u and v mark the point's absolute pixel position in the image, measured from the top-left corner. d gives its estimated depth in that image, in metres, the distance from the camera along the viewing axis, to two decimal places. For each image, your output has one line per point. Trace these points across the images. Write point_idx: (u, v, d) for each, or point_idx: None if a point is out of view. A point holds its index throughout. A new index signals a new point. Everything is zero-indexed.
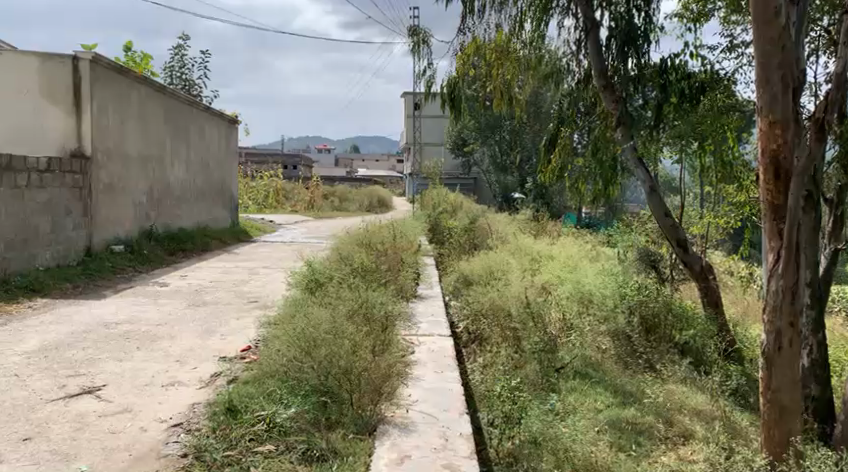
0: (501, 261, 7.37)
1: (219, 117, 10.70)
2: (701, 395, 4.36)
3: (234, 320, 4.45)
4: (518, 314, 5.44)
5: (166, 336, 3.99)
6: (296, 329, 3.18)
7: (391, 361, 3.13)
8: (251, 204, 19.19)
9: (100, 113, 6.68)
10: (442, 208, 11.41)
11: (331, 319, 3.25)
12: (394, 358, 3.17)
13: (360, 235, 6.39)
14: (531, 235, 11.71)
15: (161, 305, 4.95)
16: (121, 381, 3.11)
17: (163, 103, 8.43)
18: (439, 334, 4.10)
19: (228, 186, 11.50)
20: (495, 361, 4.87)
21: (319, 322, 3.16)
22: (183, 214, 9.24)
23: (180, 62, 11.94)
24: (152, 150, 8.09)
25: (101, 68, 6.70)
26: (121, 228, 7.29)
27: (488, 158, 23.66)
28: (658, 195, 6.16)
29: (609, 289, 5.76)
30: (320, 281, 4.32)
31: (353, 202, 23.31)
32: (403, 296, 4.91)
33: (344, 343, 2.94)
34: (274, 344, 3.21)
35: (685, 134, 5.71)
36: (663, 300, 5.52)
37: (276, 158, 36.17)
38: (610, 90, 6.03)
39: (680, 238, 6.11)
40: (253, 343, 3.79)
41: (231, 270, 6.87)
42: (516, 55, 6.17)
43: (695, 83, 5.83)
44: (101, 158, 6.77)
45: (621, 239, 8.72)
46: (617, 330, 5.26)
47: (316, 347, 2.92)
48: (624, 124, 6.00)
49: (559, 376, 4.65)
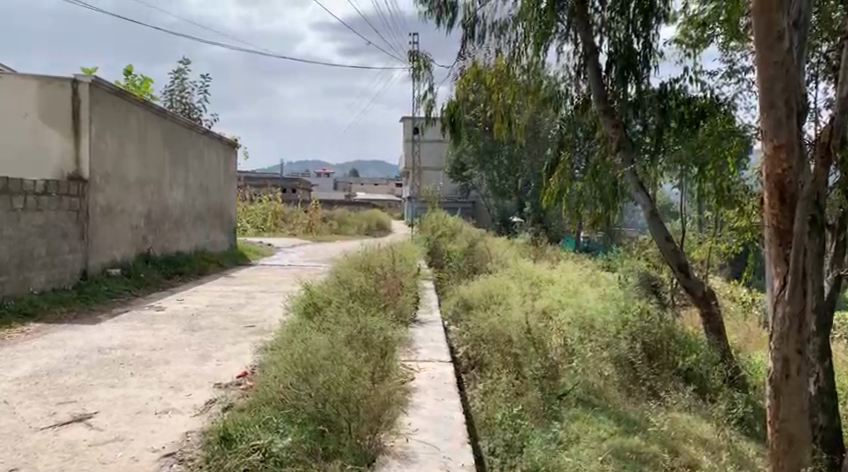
0: (501, 285, 7.30)
1: (218, 140, 10.70)
2: (706, 424, 4.28)
3: (231, 345, 4.38)
4: (518, 340, 5.34)
5: (161, 361, 3.91)
6: (293, 356, 3.11)
7: (391, 389, 3.06)
8: (249, 227, 19.12)
9: (98, 136, 6.65)
10: (441, 231, 11.38)
11: (329, 345, 3.18)
12: (394, 385, 3.10)
13: (358, 259, 6.34)
14: (531, 259, 11.68)
15: (156, 329, 4.87)
16: (113, 409, 3.03)
17: (162, 127, 8.42)
18: (439, 360, 4.03)
19: (226, 210, 11.46)
20: (495, 388, 4.72)
21: (317, 349, 3.09)
22: (181, 238, 9.18)
23: (180, 86, 12.01)
24: (150, 173, 8.06)
25: (100, 92, 6.70)
26: (118, 252, 7.23)
27: (486, 182, 23.71)
28: (659, 219, 6.13)
29: (611, 315, 5.69)
30: (318, 305, 4.26)
31: (351, 224, 23.27)
32: (403, 321, 4.84)
33: (342, 370, 2.87)
34: (272, 370, 3.15)
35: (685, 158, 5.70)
36: (665, 327, 5.51)
37: (275, 181, 36.19)
38: (610, 114, 6.03)
39: (682, 263, 6.06)
40: (249, 369, 3.72)
41: (228, 294, 6.80)
42: (516, 81, 6.20)
43: (695, 109, 5.88)
44: (99, 181, 6.74)
45: (622, 264, 8.66)
46: (619, 356, 5.16)
47: (314, 375, 2.85)
48: (625, 148, 6.02)
49: (561, 403, 4.56)
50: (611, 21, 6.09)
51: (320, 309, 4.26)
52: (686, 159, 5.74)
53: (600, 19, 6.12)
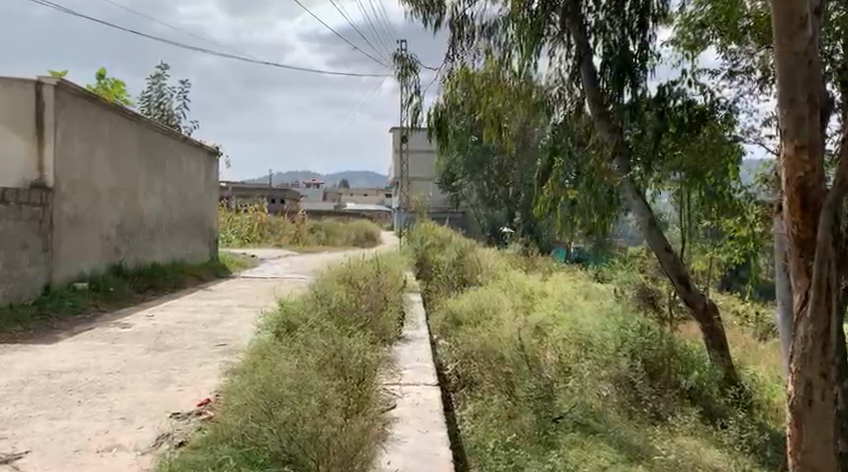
0: (491, 298, 6.94)
1: (198, 148, 10.32)
2: (716, 451, 3.93)
3: (197, 367, 4.00)
4: (511, 358, 5.09)
5: (115, 387, 3.52)
6: (258, 384, 2.75)
7: (367, 425, 2.68)
8: (234, 238, 18.67)
9: (63, 142, 6.27)
10: (431, 241, 11.02)
11: (297, 372, 2.80)
12: (370, 419, 2.75)
13: (341, 271, 5.97)
14: (522, 270, 11.36)
15: (118, 350, 4.48)
16: (48, 447, 2.64)
17: (137, 133, 8.04)
18: (425, 384, 3.67)
19: (207, 220, 11.04)
20: (486, 411, 4.62)
21: (284, 377, 2.73)
22: (156, 249, 8.76)
23: (158, 91, 11.65)
24: (123, 181, 7.67)
25: (67, 95, 6.32)
26: (86, 264, 6.81)
27: (476, 192, 23.44)
28: (657, 228, 5.81)
29: (608, 330, 5.31)
30: (293, 326, 3.89)
31: (339, 235, 22.84)
32: (386, 340, 4.48)
33: (311, 403, 2.51)
34: (234, 400, 2.77)
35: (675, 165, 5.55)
36: (667, 344, 5.17)
37: (262, 191, 35.77)
38: (605, 119, 5.82)
39: (681, 275, 5.74)
40: (213, 396, 3.34)
41: (202, 309, 6.42)
42: (505, 85, 5.85)
43: (694, 112, 5.50)
44: (65, 189, 6.34)
45: (618, 276, 8.32)
46: (619, 375, 4.77)
47: (277, 410, 2.49)
48: (621, 154, 5.78)
49: (557, 428, 4.28)
50: (606, 22, 5.84)
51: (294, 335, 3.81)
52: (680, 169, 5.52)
53: (594, 20, 5.85)
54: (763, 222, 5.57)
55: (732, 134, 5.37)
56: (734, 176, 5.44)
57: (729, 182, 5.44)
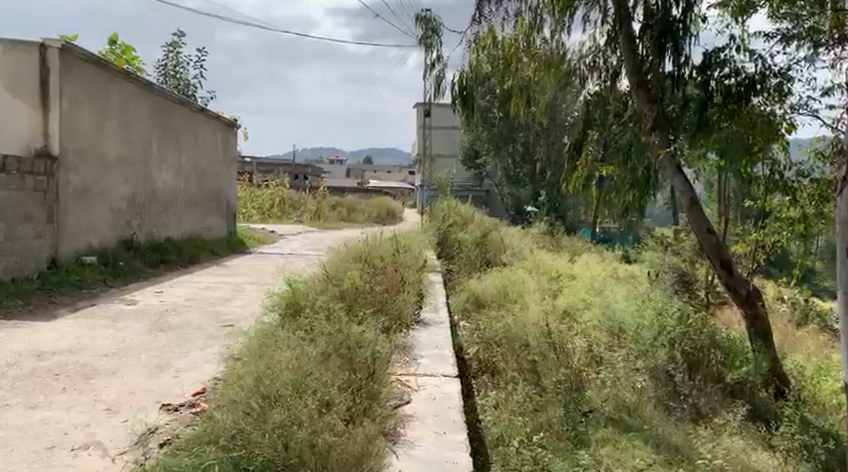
0: (517, 280, 6.55)
1: (215, 120, 10.02)
2: (765, 455, 3.53)
3: (197, 351, 3.70)
4: (536, 345, 4.77)
5: (106, 372, 3.24)
6: (253, 379, 2.42)
7: (372, 432, 2.34)
8: (254, 214, 18.48)
9: (70, 111, 5.99)
10: (453, 219, 10.61)
11: (296, 367, 2.50)
12: (377, 424, 2.42)
13: (358, 249, 5.64)
14: (549, 251, 10.93)
15: (118, 329, 4.21)
16: (20, 442, 2.36)
17: (150, 103, 7.74)
18: (444, 375, 3.32)
19: (224, 195, 10.77)
20: (508, 400, 4.26)
21: (280, 375, 2.42)
22: (171, 223, 8.54)
23: (174, 60, 11.34)
24: (134, 152, 7.40)
25: (73, 59, 6.02)
26: (95, 237, 6.56)
27: (500, 170, 22.95)
28: (699, 208, 5.36)
29: (645, 317, 4.92)
30: (302, 308, 3.57)
31: (361, 212, 22.51)
32: (403, 324, 4.14)
33: (310, 406, 2.25)
34: (228, 390, 2.51)
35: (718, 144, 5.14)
36: (707, 333, 4.74)
37: (285, 167, 35.61)
38: (644, 88, 5.30)
39: (724, 258, 5.29)
40: (209, 386, 3.03)
41: (213, 286, 6.14)
42: (536, 52, 5.42)
43: (743, 80, 5.10)
44: (71, 159, 6.05)
45: (652, 260, 7.84)
46: (656, 367, 4.38)
47: (268, 415, 2.19)
48: (662, 127, 5.23)
49: (587, 423, 3.90)
50: None
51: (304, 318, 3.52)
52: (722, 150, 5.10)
53: None
54: (818, 201, 5.20)
55: (784, 107, 5.06)
56: (783, 149, 5.14)
57: (779, 155, 5.15)
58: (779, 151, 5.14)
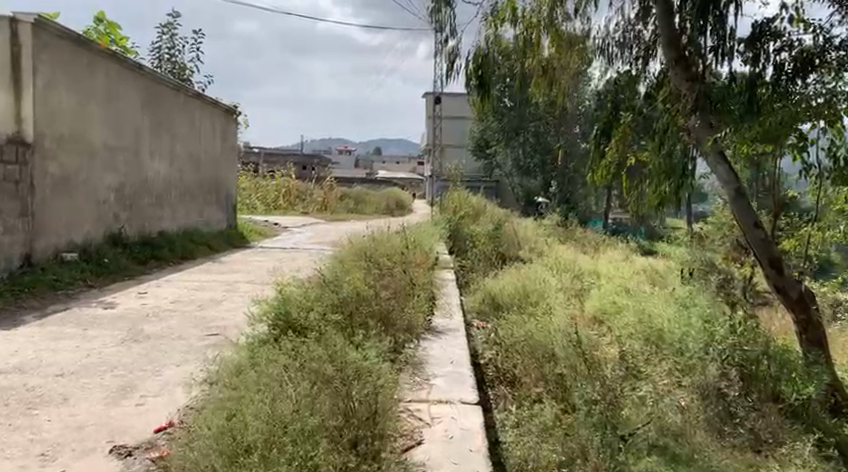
0: (537, 279, 5.96)
1: (214, 105, 9.46)
2: None
3: (172, 367, 3.16)
4: (564, 355, 4.15)
5: (55, 398, 2.69)
6: (227, 428, 1.97)
7: None
8: (259, 205, 17.90)
9: (46, 93, 5.44)
10: (466, 210, 10.01)
11: (271, 414, 1.98)
12: None
13: (363, 243, 5.09)
14: (566, 245, 10.34)
15: (87, 339, 3.68)
16: None
17: (140, 87, 7.17)
18: (461, 403, 2.75)
19: (223, 185, 10.18)
20: (533, 420, 3.70)
21: (257, 428, 1.92)
22: (164, 215, 8.01)
23: (168, 41, 10.78)
24: (123, 139, 6.84)
25: (50, 35, 5.48)
26: (78, 233, 6.05)
27: (511, 160, 22.30)
28: (746, 201, 4.72)
29: (690, 325, 4.30)
30: (297, 321, 3.05)
31: (368, 204, 21.93)
32: (413, 335, 3.59)
33: None
34: (196, 429, 2.06)
35: (771, 130, 4.17)
36: (761, 344, 4.17)
37: (290, 158, 35.01)
38: (684, 65, 4.65)
39: (773, 256, 4.66)
40: (177, 419, 2.49)
41: (204, 285, 5.60)
42: (559, 30, 4.77)
43: (798, 56, 4.29)
44: (48, 145, 5.50)
45: (682, 255, 7.22)
46: (704, 385, 3.81)
47: None
48: (702, 109, 4.61)
49: (627, 453, 3.16)
50: None
51: (304, 335, 2.99)
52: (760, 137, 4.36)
53: None
54: None
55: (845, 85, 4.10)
56: (839, 133, 4.21)
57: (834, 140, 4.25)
58: (836, 138, 4.28)
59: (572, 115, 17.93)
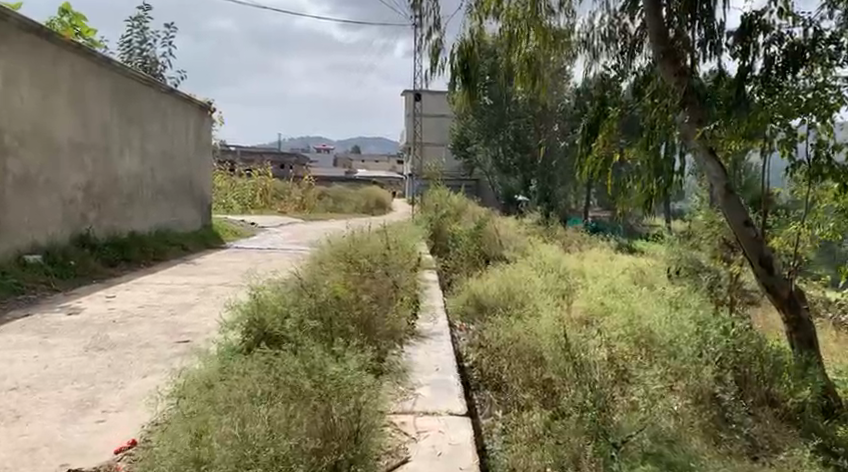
0: (522, 279, 5.81)
1: (187, 101, 9.17)
2: None
3: (137, 379, 2.95)
4: (552, 358, 3.99)
5: (7, 415, 2.47)
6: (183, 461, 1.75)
7: None
8: (236, 204, 17.50)
9: (5, 88, 5.16)
10: (447, 209, 9.85)
11: (241, 443, 1.79)
12: None
13: (343, 243, 4.90)
14: (548, 244, 10.22)
15: (47, 348, 3.44)
16: None
17: (109, 82, 6.89)
18: (449, 414, 2.58)
19: (197, 184, 9.88)
20: (521, 426, 3.53)
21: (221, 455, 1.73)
22: (136, 215, 7.73)
23: (139, 36, 10.48)
24: (91, 136, 6.56)
25: (10, 27, 5.20)
26: (41, 234, 5.75)
27: (491, 158, 22.19)
28: (737, 200, 4.55)
29: (680, 326, 4.18)
30: (273, 329, 2.86)
31: (347, 202, 21.63)
32: (396, 340, 3.42)
33: None
34: (157, 456, 1.86)
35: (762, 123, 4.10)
36: (753, 347, 4.08)
37: (268, 156, 34.52)
38: (672, 60, 4.44)
39: (763, 254, 4.54)
40: (141, 438, 2.28)
41: (176, 288, 5.36)
42: (543, 26, 4.55)
43: (787, 50, 4.13)
44: (9, 142, 5.23)
45: (667, 254, 7.12)
46: (698, 389, 3.67)
47: None
48: (691, 103, 4.41)
49: (621, 458, 2.95)
50: None
51: (280, 344, 2.78)
52: (749, 133, 4.24)
53: None
54: None
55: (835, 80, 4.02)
56: (828, 129, 4.10)
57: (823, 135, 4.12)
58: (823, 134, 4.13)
59: (553, 112, 17.88)
